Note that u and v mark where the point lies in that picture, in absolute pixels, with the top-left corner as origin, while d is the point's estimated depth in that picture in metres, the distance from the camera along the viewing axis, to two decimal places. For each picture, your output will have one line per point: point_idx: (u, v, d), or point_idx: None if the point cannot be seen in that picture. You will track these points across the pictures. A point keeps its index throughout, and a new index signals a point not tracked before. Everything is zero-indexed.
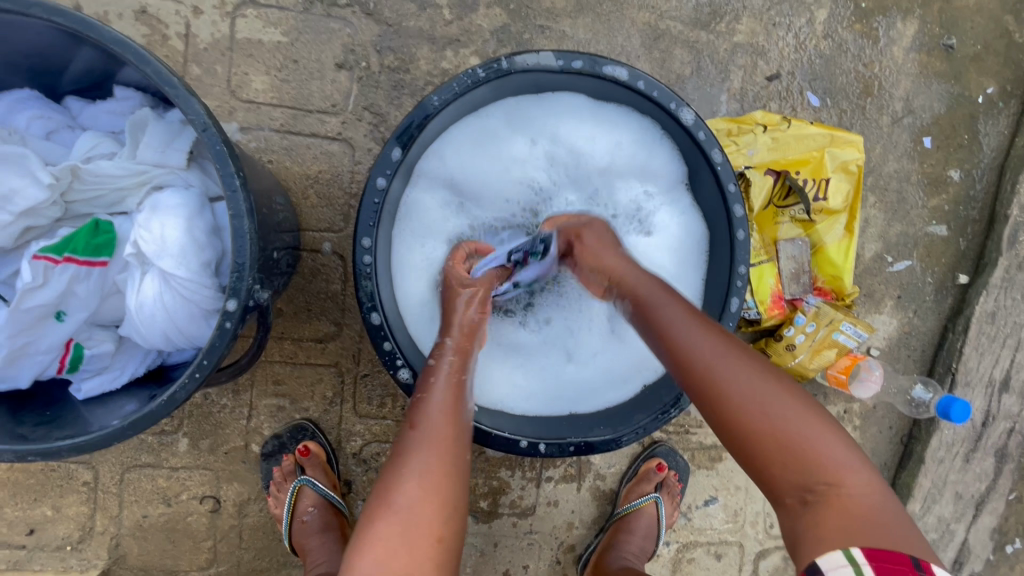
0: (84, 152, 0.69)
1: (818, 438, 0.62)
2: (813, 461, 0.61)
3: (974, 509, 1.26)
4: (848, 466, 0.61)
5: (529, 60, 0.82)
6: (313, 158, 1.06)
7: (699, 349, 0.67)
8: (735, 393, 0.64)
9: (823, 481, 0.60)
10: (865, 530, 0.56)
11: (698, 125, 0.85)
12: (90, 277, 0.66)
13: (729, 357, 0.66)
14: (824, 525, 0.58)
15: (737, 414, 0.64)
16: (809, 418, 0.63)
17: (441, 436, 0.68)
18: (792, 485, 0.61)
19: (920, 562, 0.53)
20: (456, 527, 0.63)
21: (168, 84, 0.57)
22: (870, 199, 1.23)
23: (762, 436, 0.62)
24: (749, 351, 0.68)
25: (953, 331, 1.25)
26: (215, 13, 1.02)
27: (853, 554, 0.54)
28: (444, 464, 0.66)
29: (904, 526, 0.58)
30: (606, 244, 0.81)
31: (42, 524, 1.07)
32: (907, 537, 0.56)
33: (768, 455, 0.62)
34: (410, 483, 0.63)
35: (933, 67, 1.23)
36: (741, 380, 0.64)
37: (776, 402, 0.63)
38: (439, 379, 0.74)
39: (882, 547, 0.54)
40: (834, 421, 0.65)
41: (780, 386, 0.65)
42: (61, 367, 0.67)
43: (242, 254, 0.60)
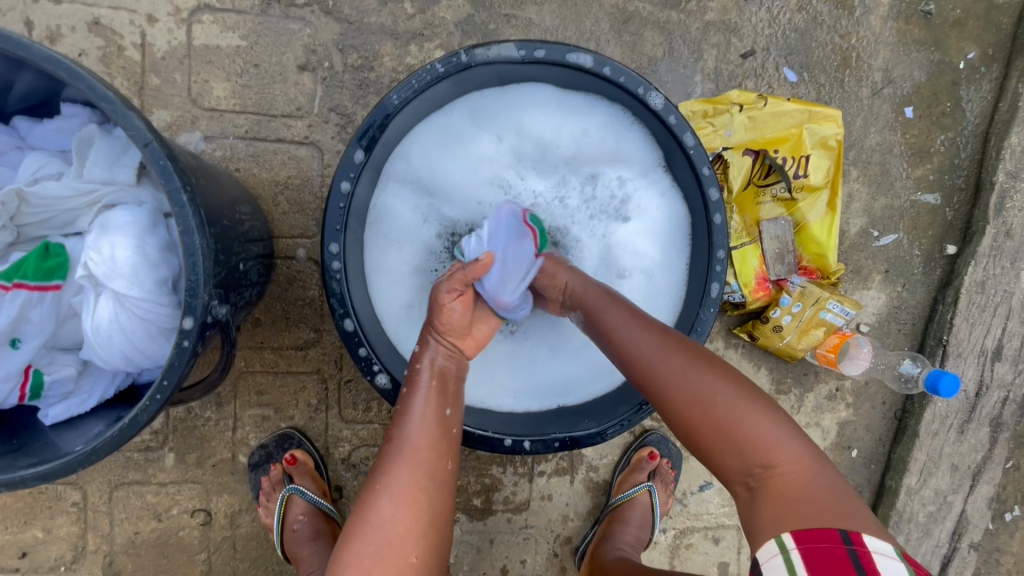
0: (32, 174, 0.68)
1: (755, 422, 0.64)
2: (749, 445, 0.63)
3: (971, 480, 1.25)
4: (785, 447, 0.63)
5: (490, 52, 0.79)
6: (281, 164, 1.04)
7: (637, 350, 0.71)
8: (675, 389, 0.67)
9: (760, 465, 0.62)
10: (802, 509, 0.58)
11: (668, 109, 0.83)
12: (43, 302, 0.65)
13: (667, 355, 0.69)
14: (765, 512, 0.60)
15: (677, 410, 0.67)
16: (746, 402, 0.65)
17: (416, 450, 0.70)
18: (734, 471, 0.64)
19: (849, 536, 0.55)
20: (434, 542, 0.67)
21: (103, 99, 0.54)
22: (852, 173, 1.21)
23: (701, 426, 0.66)
24: (692, 346, 0.71)
25: (942, 303, 1.23)
26: (170, 20, 1.00)
27: (783, 540, 0.57)
28: (418, 475, 0.68)
29: (841, 499, 0.60)
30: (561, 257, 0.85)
31: (34, 546, 1.07)
32: (843, 513, 0.58)
33: (711, 447, 0.66)
34: (384, 498, 0.67)
35: (911, 35, 1.20)
36: (681, 376, 0.67)
37: (712, 392, 0.66)
38: (417, 383, 0.74)
39: (813, 530, 0.56)
40: (783, 412, 0.66)
41: (719, 375, 0.67)
42: (23, 394, 0.66)
43: (195, 270, 0.58)
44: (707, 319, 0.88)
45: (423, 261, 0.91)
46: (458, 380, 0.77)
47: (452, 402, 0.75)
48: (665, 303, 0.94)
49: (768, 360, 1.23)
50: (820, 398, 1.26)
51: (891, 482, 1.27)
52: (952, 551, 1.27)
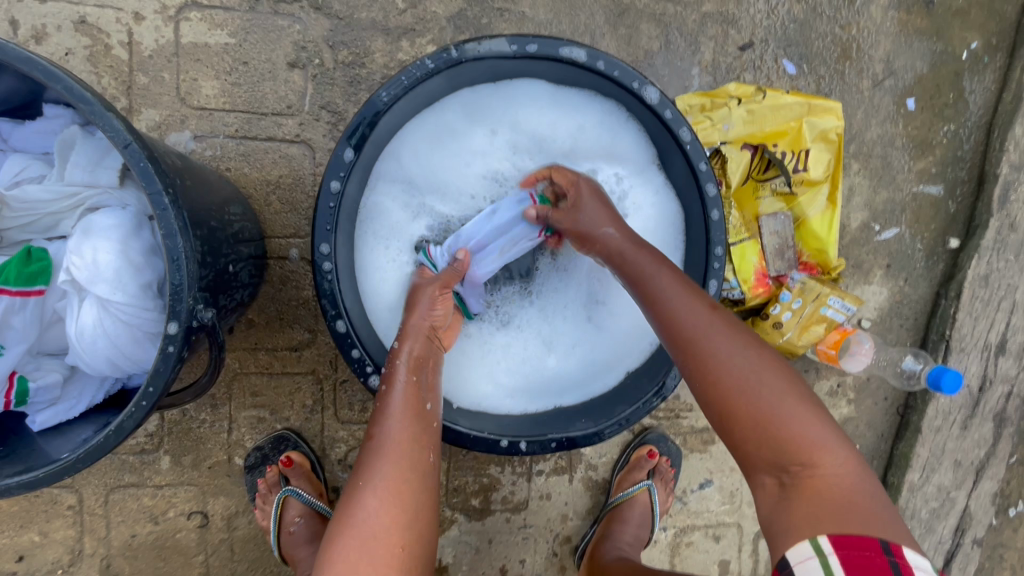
0: (13, 176, 0.68)
1: (798, 418, 0.62)
2: (789, 440, 0.61)
3: (975, 476, 1.24)
4: (827, 448, 0.61)
5: (480, 46, 0.78)
6: (272, 163, 1.03)
7: (687, 320, 0.68)
8: (721, 368, 0.65)
9: (798, 462, 0.61)
10: (843, 513, 0.57)
11: (664, 104, 0.81)
12: (26, 308, 0.65)
13: (718, 332, 0.67)
14: (800, 511, 0.59)
15: (719, 389, 0.65)
16: (792, 395, 0.63)
17: (398, 443, 0.69)
18: (764, 465, 0.62)
19: (889, 546, 0.54)
20: (420, 534, 0.66)
21: (81, 101, 0.53)
22: (853, 166, 1.19)
23: (741, 411, 0.63)
24: (744, 330, 0.68)
25: (945, 298, 1.22)
26: (157, 18, 0.99)
27: (820, 543, 0.55)
28: (401, 469, 0.67)
29: (880, 508, 0.58)
30: (605, 215, 0.80)
31: (31, 550, 1.06)
32: (880, 521, 0.57)
33: (746, 435, 0.63)
34: (368, 492, 0.65)
35: (913, 24, 1.18)
36: (730, 355, 0.65)
37: (760, 379, 0.64)
38: (395, 377, 0.73)
39: (850, 535, 0.55)
40: (826, 413, 0.64)
41: (767, 362, 0.65)
42: (8, 401, 0.66)
43: (178, 274, 0.57)
44: None
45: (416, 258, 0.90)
46: (435, 372, 0.77)
47: (432, 396, 0.74)
48: None
49: (768, 357, 1.22)
50: (821, 394, 1.24)
51: (894, 478, 1.26)
52: (955, 547, 1.26)
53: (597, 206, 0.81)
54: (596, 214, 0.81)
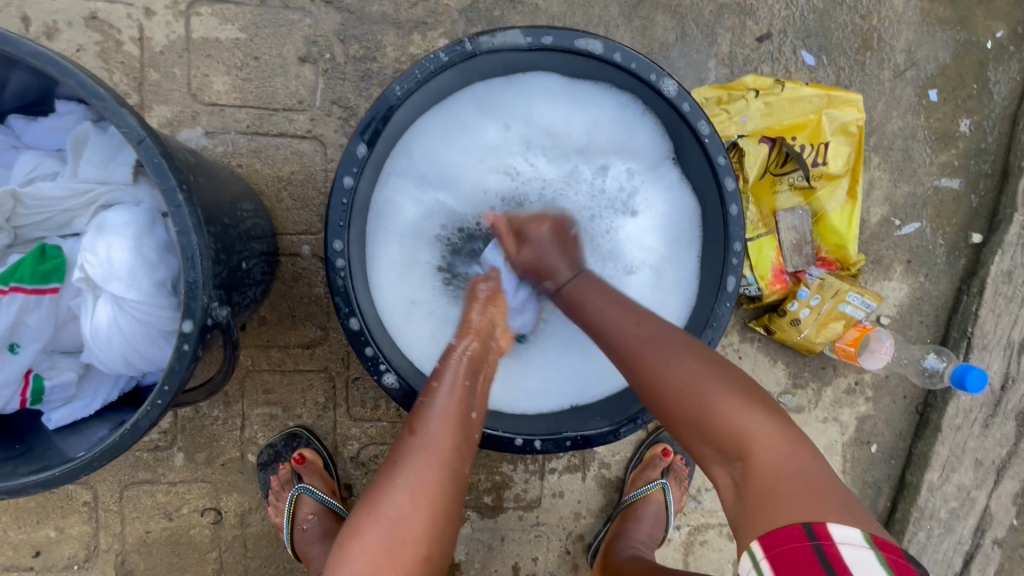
0: (26, 174, 0.68)
1: (731, 411, 0.62)
2: (722, 430, 0.62)
3: (996, 475, 1.22)
4: (761, 437, 0.60)
5: (495, 39, 0.76)
6: (283, 159, 1.02)
7: (621, 339, 0.71)
8: (659, 376, 0.67)
9: (735, 450, 0.61)
10: (775, 500, 0.55)
11: (682, 97, 0.79)
12: (41, 306, 0.66)
13: (658, 346, 0.69)
14: (748, 506, 0.57)
15: (653, 394, 0.67)
16: (724, 389, 0.64)
17: (440, 447, 0.68)
18: (712, 454, 0.63)
19: (813, 529, 0.51)
20: (443, 542, 0.66)
21: (94, 96, 0.53)
22: (873, 160, 1.17)
23: (676, 410, 0.65)
24: (685, 338, 0.70)
25: (967, 294, 1.19)
26: (168, 13, 0.98)
27: (754, 551, 0.54)
28: (441, 473, 0.67)
29: (823, 487, 0.56)
30: (558, 248, 0.84)
31: (48, 545, 1.07)
32: (819, 501, 0.54)
33: (687, 425, 0.65)
34: (402, 489, 0.65)
35: (936, 13, 1.15)
36: (665, 360, 0.67)
37: (694, 380, 0.65)
38: (446, 378, 0.73)
39: (777, 530, 0.53)
40: (762, 402, 0.64)
41: (698, 361, 0.67)
42: (23, 400, 0.66)
43: (193, 271, 0.57)
44: (724, 315, 0.84)
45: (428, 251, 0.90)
46: (485, 380, 0.76)
47: (477, 406, 0.74)
48: (678, 299, 0.90)
49: (784, 354, 1.20)
50: (838, 392, 1.22)
51: (912, 478, 1.23)
52: (976, 547, 1.23)
53: (551, 241, 0.84)
54: (549, 250, 0.84)
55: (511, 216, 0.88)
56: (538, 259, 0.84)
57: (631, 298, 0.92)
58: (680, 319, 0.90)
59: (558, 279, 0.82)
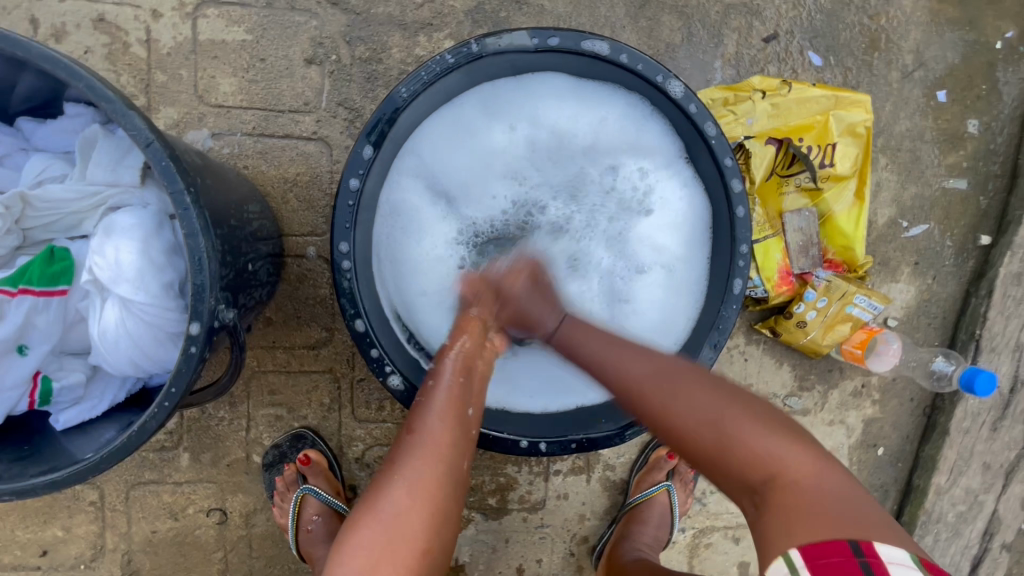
0: (35, 176, 0.68)
1: (753, 437, 0.62)
2: (750, 462, 0.61)
3: (1004, 479, 1.21)
4: (789, 458, 0.61)
5: (501, 41, 0.76)
6: (289, 160, 1.02)
7: (631, 380, 0.70)
8: (676, 415, 0.66)
9: (763, 480, 0.60)
10: (817, 518, 0.54)
11: (688, 98, 0.79)
12: (50, 308, 0.66)
13: (669, 383, 0.68)
14: (776, 523, 0.56)
15: (673, 433, 0.66)
16: (745, 420, 0.64)
17: (438, 444, 0.68)
18: (742, 488, 0.62)
19: (858, 545, 0.51)
20: (443, 538, 0.66)
21: (103, 99, 0.53)
22: (881, 161, 1.16)
23: (699, 450, 0.65)
24: (690, 371, 0.70)
25: (975, 296, 1.18)
26: (175, 15, 0.98)
27: (792, 559, 0.52)
28: (437, 468, 0.67)
29: (861, 507, 0.56)
30: (537, 299, 0.83)
31: (55, 545, 1.07)
32: (860, 520, 0.54)
33: (711, 466, 0.65)
34: (399, 485, 0.65)
35: (944, 13, 1.14)
36: (676, 399, 0.67)
37: (714, 416, 0.64)
38: (441, 376, 0.74)
39: (820, 542, 0.52)
40: (781, 423, 0.64)
41: (713, 394, 0.66)
42: (32, 401, 0.67)
43: (201, 273, 0.57)
44: (730, 316, 0.83)
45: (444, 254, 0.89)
46: (480, 379, 0.77)
47: (473, 403, 0.74)
48: (688, 300, 0.90)
49: (790, 356, 1.19)
50: (845, 395, 1.21)
51: (919, 481, 1.22)
52: (983, 551, 1.23)
53: (529, 291, 0.84)
54: (531, 301, 0.83)
55: (485, 275, 0.85)
56: (521, 311, 0.83)
57: (640, 299, 0.92)
58: (688, 320, 0.89)
59: (541, 329, 0.82)
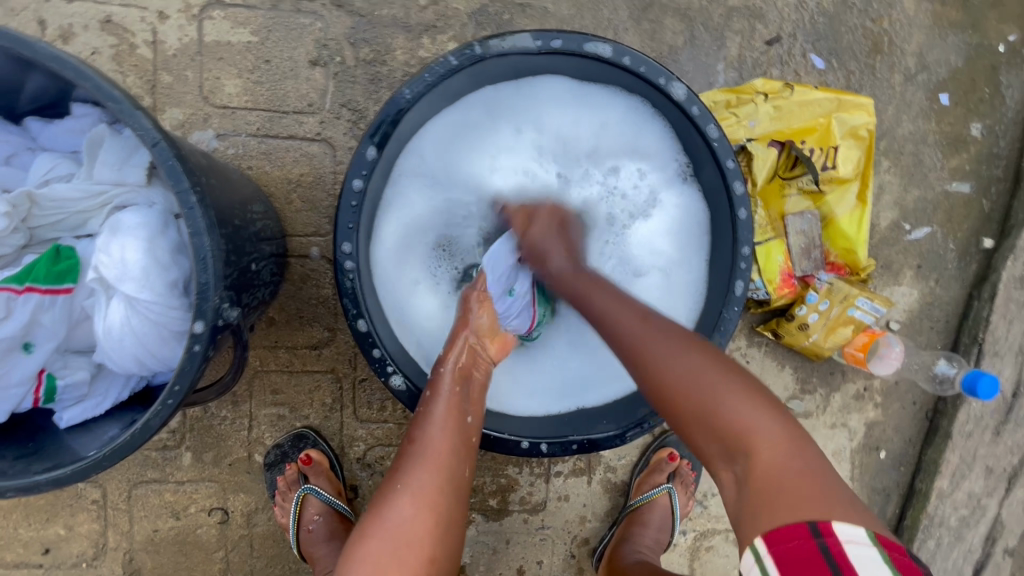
0: (42, 175, 0.69)
1: (732, 406, 0.62)
2: (728, 430, 0.61)
3: (1007, 483, 1.20)
4: (763, 431, 0.60)
5: (504, 43, 0.76)
6: (293, 161, 1.03)
7: (624, 333, 0.70)
8: (660, 372, 0.66)
9: (738, 449, 0.60)
10: (779, 500, 0.55)
11: (691, 100, 0.79)
12: (55, 306, 0.66)
13: (652, 340, 0.68)
14: (748, 500, 0.57)
15: (657, 390, 0.66)
16: (727, 386, 0.63)
17: (439, 454, 0.70)
18: (717, 456, 0.63)
19: (817, 527, 0.51)
20: (447, 545, 0.67)
21: (110, 99, 0.53)
22: (883, 164, 1.16)
23: (686, 411, 0.64)
24: (676, 330, 0.70)
25: (978, 300, 1.18)
26: (181, 17, 0.99)
27: (757, 547, 0.53)
28: (440, 477, 0.68)
29: (827, 486, 0.56)
30: (557, 235, 0.82)
31: (57, 543, 1.08)
32: (817, 496, 0.54)
33: (691, 431, 0.64)
34: (404, 497, 0.66)
35: (947, 17, 1.14)
36: (667, 359, 0.66)
37: (697, 378, 0.64)
38: (440, 387, 0.74)
39: (780, 526, 0.53)
40: (759, 393, 0.64)
41: (703, 362, 0.66)
42: (36, 398, 0.67)
43: (205, 272, 0.57)
44: (732, 318, 0.83)
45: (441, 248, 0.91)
46: (479, 386, 0.77)
47: (473, 410, 0.75)
48: (688, 303, 0.90)
49: (792, 358, 1.19)
50: (847, 398, 1.21)
51: (922, 485, 1.22)
52: (986, 556, 1.22)
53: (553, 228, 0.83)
54: (548, 235, 0.82)
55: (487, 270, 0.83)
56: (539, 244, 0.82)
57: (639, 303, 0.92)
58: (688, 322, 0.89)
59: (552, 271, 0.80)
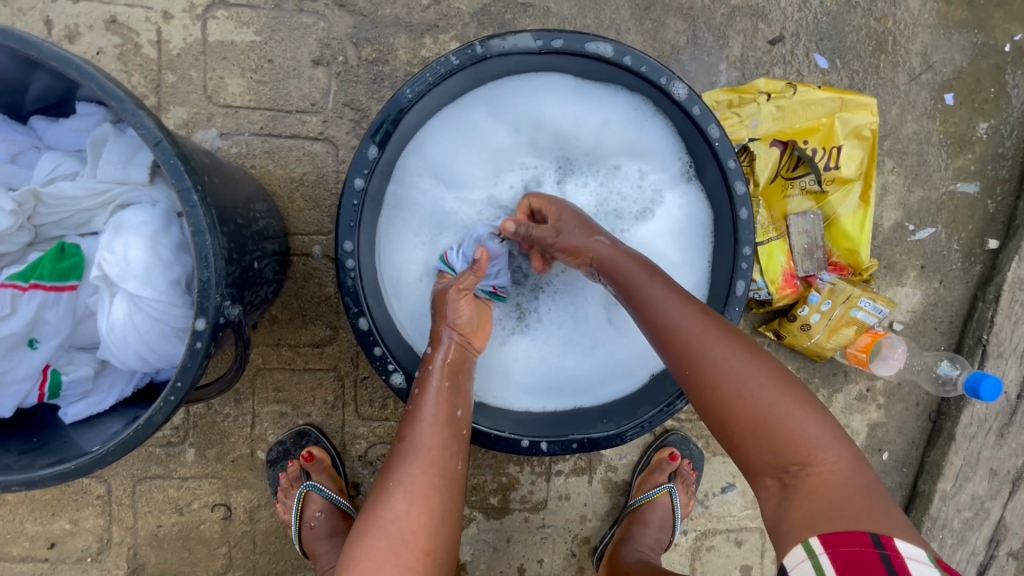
0: (47, 174, 0.69)
1: (794, 417, 0.61)
2: (789, 441, 0.60)
3: (1012, 486, 1.19)
4: (826, 446, 0.60)
5: (506, 42, 0.77)
6: (296, 160, 1.03)
7: (679, 328, 0.66)
8: (716, 374, 0.63)
9: (796, 461, 0.60)
10: (837, 513, 0.56)
11: (692, 99, 0.80)
12: (59, 303, 0.67)
13: (710, 337, 0.65)
14: (797, 511, 0.58)
15: (709, 392, 0.64)
16: (788, 395, 0.62)
17: (429, 449, 0.70)
18: (768, 466, 0.61)
19: (880, 539, 0.53)
20: (444, 539, 0.67)
21: (114, 99, 0.54)
22: (887, 164, 1.15)
23: (739, 417, 0.62)
24: (728, 326, 0.67)
25: (983, 301, 1.17)
26: (185, 17, 1.00)
27: (811, 545, 0.55)
28: (430, 472, 0.69)
29: (880, 505, 0.57)
30: (587, 230, 0.79)
31: (62, 537, 1.09)
32: (876, 515, 0.56)
33: (742, 437, 0.63)
34: (397, 493, 0.67)
35: (952, 16, 1.13)
36: (726, 359, 0.64)
37: (757, 382, 0.62)
38: (429, 382, 0.74)
39: (843, 533, 0.54)
40: (818, 403, 0.63)
41: (762, 366, 0.64)
42: (41, 394, 0.68)
43: (206, 270, 0.58)
44: (733, 319, 0.84)
45: (443, 240, 0.90)
46: (467, 378, 0.78)
47: (462, 403, 0.75)
48: None
49: (794, 359, 1.19)
50: (849, 399, 1.21)
51: (925, 486, 1.21)
52: (989, 559, 1.21)
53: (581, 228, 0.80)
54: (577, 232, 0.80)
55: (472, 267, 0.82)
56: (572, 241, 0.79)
57: None
58: None
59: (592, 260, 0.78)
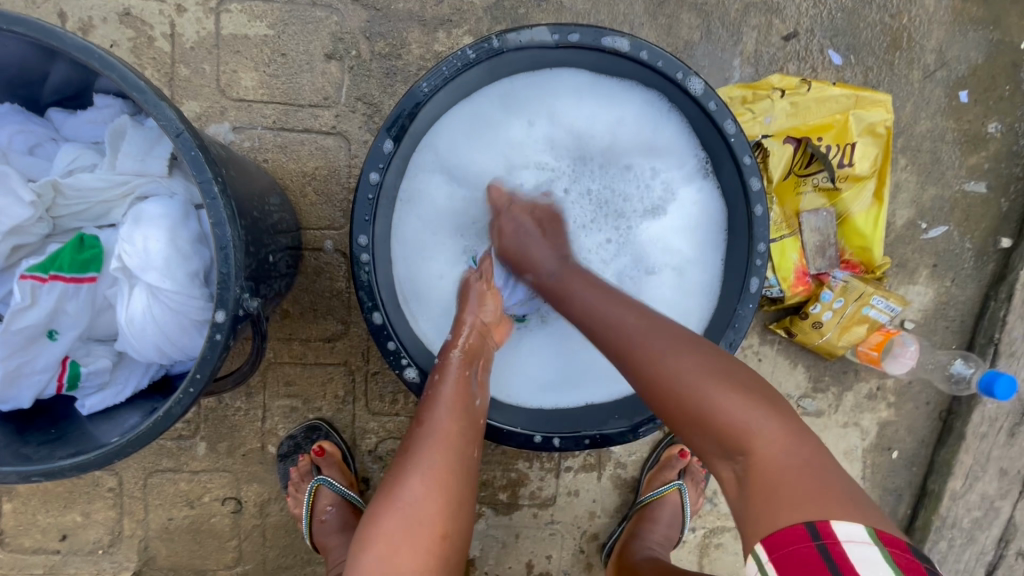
0: (66, 165, 0.70)
1: (731, 406, 0.60)
2: (726, 429, 0.60)
3: (1022, 485, 1.19)
4: (764, 427, 0.59)
5: (522, 36, 0.76)
6: (308, 154, 1.03)
7: (614, 330, 0.69)
8: (649, 364, 0.65)
9: (738, 448, 0.59)
10: (782, 500, 0.54)
11: (708, 95, 0.79)
12: (79, 294, 0.67)
13: (644, 335, 0.67)
14: (751, 505, 0.57)
15: (651, 388, 0.65)
16: (720, 383, 0.62)
17: (447, 433, 0.70)
18: (717, 455, 0.61)
19: (815, 528, 0.51)
20: (459, 522, 0.67)
21: (135, 89, 0.54)
22: (900, 161, 1.15)
23: (679, 410, 0.63)
24: (661, 322, 0.69)
25: (995, 300, 1.17)
26: (199, 10, 0.99)
27: (757, 554, 0.54)
28: (449, 458, 0.69)
29: (827, 479, 0.55)
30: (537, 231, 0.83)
31: (74, 529, 1.09)
32: (820, 491, 0.54)
33: (689, 431, 0.63)
34: (415, 476, 0.67)
35: (968, 13, 1.13)
36: (663, 353, 0.65)
37: (695, 375, 0.63)
38: (448, 369, 0.74)
39: (779, 532, 0.53)
40: (761, 390, 0.62)
41: (693, 355, 0.65)
42: (60, 385, 0.68)
43: (227, 263, 0.58)
44: (746, 316, 0.83)
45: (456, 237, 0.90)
46: (485, 367, 0.78)
47: (479, 393, 0.75)
48: (700, 301, 0.90)
49: (806, 357, 1.19)
50: (859, 397, 1.20)
51: (934, 485, 1.21)
52: (998, 558, 1.22)
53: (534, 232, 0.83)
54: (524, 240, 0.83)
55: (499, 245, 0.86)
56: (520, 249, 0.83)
57: (652, 301, 0.91)
58: (701, 320, 0.90)
59: (539, 271, 0.80)
